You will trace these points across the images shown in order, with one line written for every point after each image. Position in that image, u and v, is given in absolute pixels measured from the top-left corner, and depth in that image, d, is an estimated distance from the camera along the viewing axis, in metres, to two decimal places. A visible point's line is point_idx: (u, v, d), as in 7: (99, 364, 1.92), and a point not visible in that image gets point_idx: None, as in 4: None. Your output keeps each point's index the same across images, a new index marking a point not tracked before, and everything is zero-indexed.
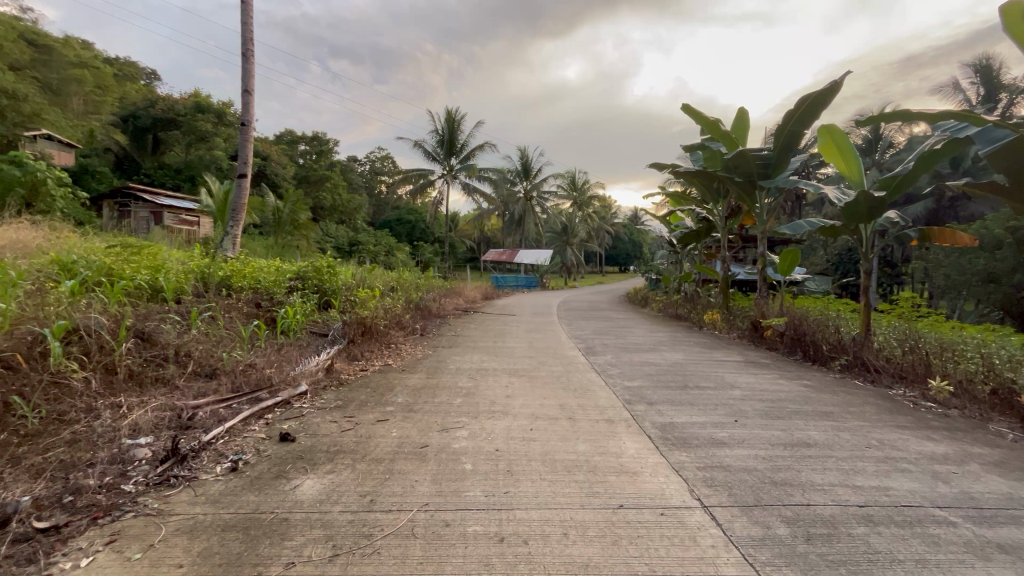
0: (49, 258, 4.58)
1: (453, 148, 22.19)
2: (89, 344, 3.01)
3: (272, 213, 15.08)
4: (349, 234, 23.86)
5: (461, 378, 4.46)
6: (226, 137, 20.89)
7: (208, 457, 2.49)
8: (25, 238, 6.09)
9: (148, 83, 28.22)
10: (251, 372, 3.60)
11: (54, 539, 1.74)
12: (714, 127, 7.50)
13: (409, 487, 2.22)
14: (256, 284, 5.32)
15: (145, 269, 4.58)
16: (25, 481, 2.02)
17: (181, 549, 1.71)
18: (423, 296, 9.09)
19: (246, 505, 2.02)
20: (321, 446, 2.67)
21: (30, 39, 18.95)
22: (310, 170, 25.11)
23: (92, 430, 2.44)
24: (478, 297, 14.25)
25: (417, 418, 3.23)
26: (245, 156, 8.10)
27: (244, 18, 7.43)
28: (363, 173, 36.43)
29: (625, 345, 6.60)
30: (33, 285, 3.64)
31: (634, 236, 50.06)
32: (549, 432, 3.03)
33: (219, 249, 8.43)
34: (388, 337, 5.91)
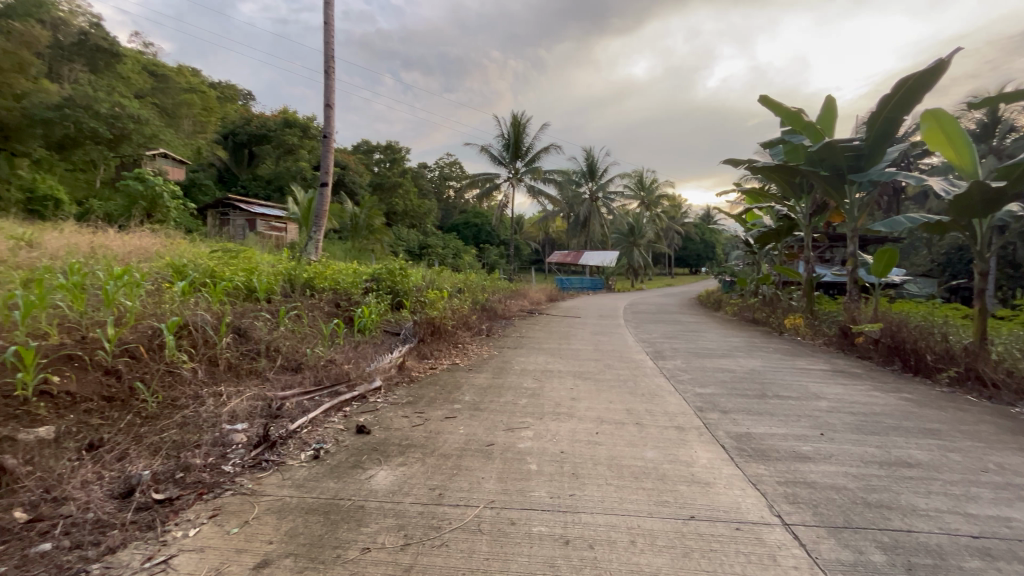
0: (165, 262, 5.20)
1: (519, 151, 22.43)
2: (196, 338, 3.38)
3: (351, 218, 16.10)
4: (420, 238, 24.87)
5: (526, 379, 4.49)
6: (310, 149, 22.54)
7: (294, 444, 2.70)
8: (146, 244, 6.95)
9: (245, 103, 31.24)
10: (332, 367, 3.86)
11: (168, 510, 1.97)
12: (797, 119, 6.99)
13: (475, 485, 2.26)
14: (336, 285, 5.70)
15: (242, 272, 5.07)
16: (147, 457, 2.30)
17: (271, 527, 1.87)
18: (489, 297, 9.27)
19: (326, 491, 2.17)
20: (393, 440, 2.81)
21: (152, 71, 22.87)
22: (384, 177, 26.47)
23: (199, 415, 2.73)
24: (543, 300, 14.29)
25: (484, 416, 3.30)
26: (327, 165, 8.67)
27: (327, 38, 8.00)
28: (432, 178, 37.83)
29: (696, 350, 6.30)
30: (153, 286, 4.16)
31: (706, 236, 47.77)
32: (616, 437, 2.97)
33: (304, 253, 9.11)
34: (455, 337, 6.09)
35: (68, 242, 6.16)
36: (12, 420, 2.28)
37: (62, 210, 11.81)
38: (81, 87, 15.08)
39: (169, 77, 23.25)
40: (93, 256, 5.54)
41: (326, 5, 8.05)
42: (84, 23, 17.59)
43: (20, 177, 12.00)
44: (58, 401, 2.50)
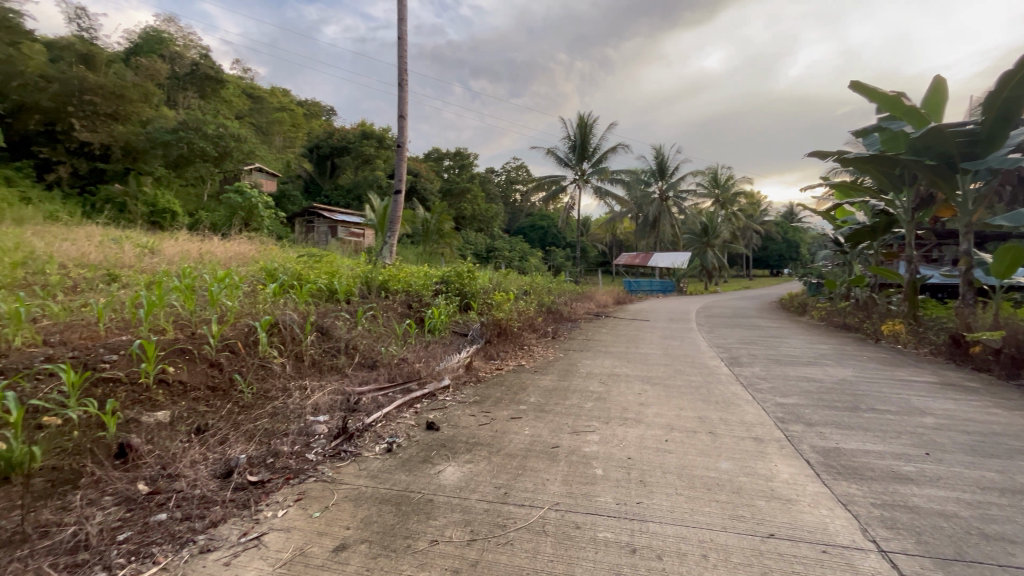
0: (259, 266, 5.73)
1: (586, 152, 22.20)
2: (285, 335, 3.69)
3: (422, 223, 16.76)
4: (487, 241, 25.41)
5: (592, 382, 4.42)
6: (385, 158, 23.78)
7: (369, 437, 2.87)
8: (244, 250, 7.70)
9: (328, 118, 33.62)
10: (404, 365, 4.05)
11: (260, 491, 2.16)
12: (895, 104, 6.31)
13: (540, 487, 2.26)
14: (408, 287, 5.97)
15: (325, 275, 5.45)
16: (243, 442, 2.54)
17: (348, 514, 1.99)
18: (555, 300, 9.26)
19: (398, 483, 2.28)
20: (461, 437, 2.89)
21: (250, 94, 25.34)
22: (454, 183, 27.29)
23: (287, 406, 2.98)
24: (611, 302, 14.03)
25: (549, 418, 3.30)
26: (401, 173, 9.09)
27: (400, 52, 8.42)
28: (499, 182, 38.49)
29: (777, 357, 5.87)
30: (249, 288, 4.61)
31: (790, 235, 44.28)
32: (687, 446, 2.84)
33: (381, 257, 9.65)
34: (521, 338, 6.14)
35: (182, 249, 6.98)
36: (137, 405, 2.61)
37: (177, 221, 13.39)
38: (192, 113, 17.03)
39: (264, 98, 25.61)
40: (202, 262, 6.24)
41: (400, 22, 8.47)
42: (194, 55, 19.96)
43: (146, 194, 13.77)
44: (172, 388, 2.81)
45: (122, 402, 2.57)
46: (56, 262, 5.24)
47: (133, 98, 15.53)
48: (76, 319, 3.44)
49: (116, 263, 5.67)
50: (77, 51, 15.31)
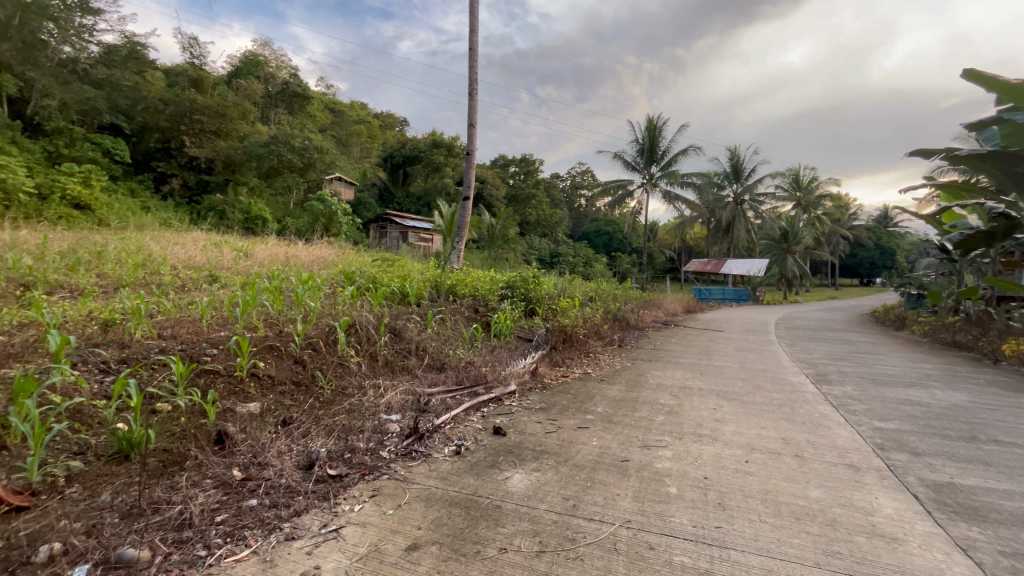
0: (338, 270, 6.08)
1: (654, 156, 21.58)
2: (361, 336, 3.88)
3: (487, 229, 17.13)
4: (551, 246, 25.44)
5: (662, 395, 4.23)
6: (454, 166, 24.48)
7: (439, 438, 2.93)
8: (324, 254, 8.24)
9: (401, 129, 35.30)
10: (471, 368, 4.11)
11: (338, 484, 2.26)
12: (1019, 92, 5.53)
13: (611, 501, 2.19)
14: (475, 292, 6.07)
15: (397, 278, 5.68)
16: (323, 436, 2.68)
17: (419, 514, 2.03)
18: (622, 307, 9.02)
19: (467, 486, 2.30)
20: (528, 444, 2.87)
21: (332, 109, 27.18)
22: (519, 189, 27.57)
23: (362, 404, 3.12)
24: (681, 311, 13.46)
25: (618, 430, 3.19)
26: (469, 180, 9.28)
27: (471, 62, 8.64)
28: (564, 188, 38.39)
29: (874, 376, 5.31)
30: (330, 290, 4.91)
31: (885, 241, 40.11)
32: (770, 469, 2.63)
33: (449, 262, 9.92)
34: (587, 346, 6.03)
35: (272, 253, 7.58)
36: (233, 395, 2.85)
37: (267, 227, 14.63)
38: (282, 127, 18.35)
39: (344, 113, 27.38)
40: (289, 265, 6.75)
41: (471, 34, 8.71)
42: (285, 75, 21.72)
43: (242, 203, 15.20)
44: (263, 381, 3.04)
45: (220, 392, 2.81)
46: (170, 264, 5.91)
47: (233, 117, 17.16)
48: (185, 316, 3.84)
49: (218, 265, 6.28)
50: (189, 76, 17.27)
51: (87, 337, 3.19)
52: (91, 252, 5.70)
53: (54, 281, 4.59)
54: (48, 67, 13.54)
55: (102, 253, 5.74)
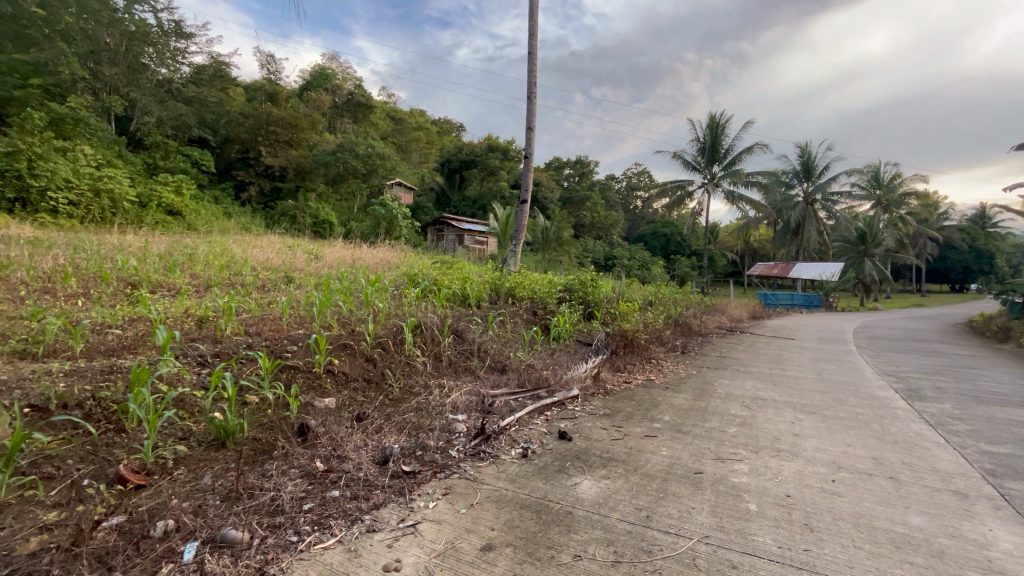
0: (401, 272, 6.30)
1: (717, 154, 20.72)
2: (426, 336, 4.00)
3: (542, 232, 17.24)
4: (606, 249, 25.07)
5: (733, 405, 4.02)
6: (509, 169, 24.72)
7: (505, 440, 2.94)
8: (386, 256, 8.59)
9: (458, 134, 36.09)
10: (533, 371, 4.12)
11: (412, 481, 2.33)
12: None
13: (687, 515, 2.11)
14: (534, 294, 6.07)
15: (458, 281, 5.81)
16: (395, 433, 2.78)
17: (491, 515, 2.05)
18: (683, 312, 8.71)
19: (536, 490, 2.30)
20: (595, 451, 2.83)
21: (393, 117, 28.26)
22: (574, 191, 27.39)
23: (429, 404, 3.21)
24: (746, 316, 12.80)
25: (688, 440, 3.07)
26: (527, 184, 9.31)
27: (530, 67, 8.68)
28: (620, 189, 37.70)
29: (976, 393, 4.77)
30: (395, 292, 5.10)
31: (980, 243, 36.11)
32: (860, 491, 2.42)
33: (505, 265, 10.00)
34: (648, 351, 5.86)
35: (339, 255, 8.00)
36: (312, 390, 3.02)
37: (334, 230, 15.46)
38: (347, 136, 19.15)
39: (404, 120, 28.39)
40: (356, 267, 7.08)
41: (530, 38, 8.74)
42: (350, 86, 22.81)
43: (311, 208, 16.16)
44: (337, 377, 3.20)
45: (301, 387, 2.98)
46: (251, 266, 6.36)
47: (303, 127, 18.28)
48: (268, 314, 4.13)
49: (292, 267, 6.69)
50: (265, 90, 18.59)
51: (186, 332, 3.50)
52: (184, 255, 6.26)
53: (156, 280, 5.08)
54: (147, 88, 15.21)
55: (193, 256, 6.27)
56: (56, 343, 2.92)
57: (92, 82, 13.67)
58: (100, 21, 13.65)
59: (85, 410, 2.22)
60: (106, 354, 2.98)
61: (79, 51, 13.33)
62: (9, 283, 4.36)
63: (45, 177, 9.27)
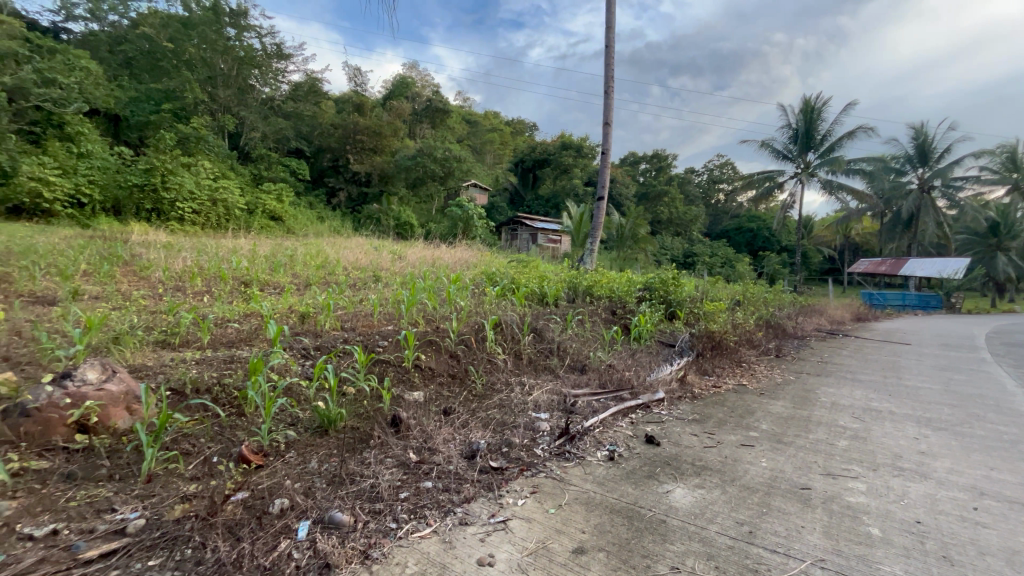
0: (478, 271, 6.43)
1: (812, 141, 18.97)
2: (507, 333, 4.05)
3: (617, 229, 16.81)
4: (686, 246, 23.97)
5: (840, 416, 3.64)
6: (583, 167, 24.40)
7: (589, 441, 2.88)
8: (464, 255, 8.84)
9: (531, 134, 36.28)
10: (614, 372, 4.01)
11: (500, 477, 2.36)
12: None
13: (796, 533, 1.94)
14: (612, 293, 5.91)
15: (535, 280, 5.82)
16: (479, 428, 2.82)
17: (581, 517, 2.02)
18: (775, 312, 8.06)
19: (626, 495, 2.23)
20: (686, 458, 2.68)
21: (468, 120, 28.96)
22: (650, 186, 26.48)
23: (512, 401, 3.24)
24: (848, 318, 11.61)
25: (791, 452, 2.83)
26: (603, 180, 9.09)
27: (607, 61, 8.48)
28: (700, 183, 35.79)
29: None
30: (475, 291, 5.21)
31: None
32: (1012, 524, 2.07)
33: (581, 263, 9.85)
34: (738, 354, 5.49)
35: (420, 254, 8.37)
36: (402, 382, 3.17)
37: (414, 232, 16.24)
38: (426, 140, 19.92)
39: (479, 123, 29.02)
40: (436, 266, 7.35)
41: (607, 32, 8.54)
42: (428, 92, 23.71)
43: (394, 210, 17.13)
44: (424, 372, 3.33)
45: (392, 379, 3.14)
46: (342, 266, 6.84)
47: (387, 134, 19.30)
48: (361, 311, 4.40)
49: (379, 266, 7.10)
50: (353, 102, 19.85)
51: (292, 326, 3.82)
52: (286, 256, 6.88)
53: (265, 278, 5.63)
54: (254, 106, 16.80)
55: (293, 257, 6.87)
56: (189, 335, 3.32)
57: (210, 104, 15.45)
58: (215, 49, 15.38)
59: (213, 394, 2.49)
60: (227, 344, 3.34)
61: (199, 77, 15.13)
62: (150, 281, 5.04)
63: (175, 190, 10.62)
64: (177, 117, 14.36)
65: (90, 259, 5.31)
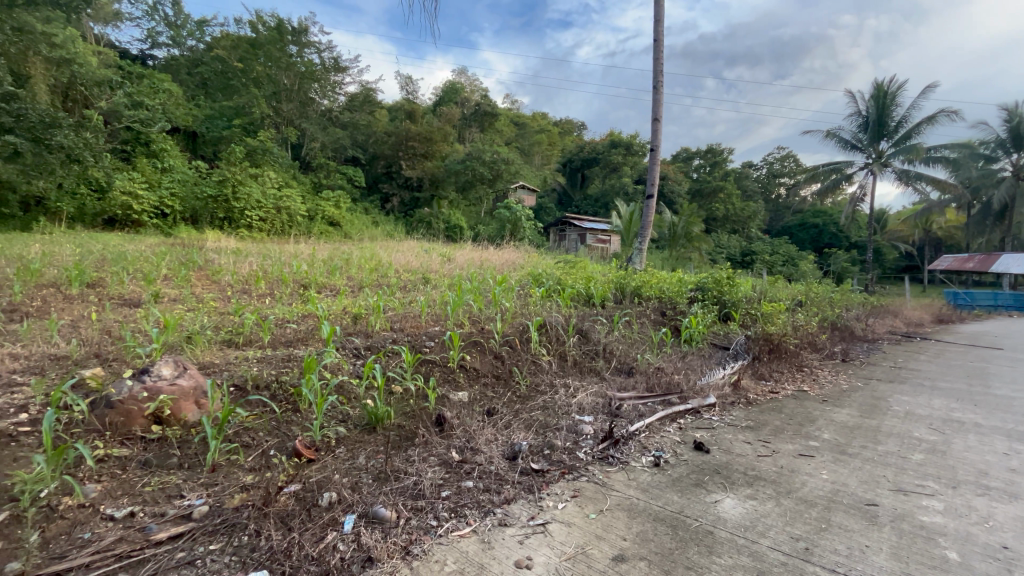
0: (525, 272, 6.46)
1: (884, 129, 17.58)
2: (551, 334, 4.03)
3: (669, 227, 16.32)
4: (743, 244, 22.90)
5: (916, 427, 3.34)
6: (633, 165, 23.88)
7: (634, 446, 2.81)
8: (511, 257, 8.93)
9: (579, 133, 35.97)
10: (662, 375, 3.89)
11: (541, 479, 2.35)
12: None
13: (859, 553, 1.80)
14: (662, 293, 5.73)
15: (581, 281, 5.76)
16: (521, 430, 2.82)
17: (623, 524, 1.97)
18: (843, 313, 7.51)
19: (671, 503, 2.16)
20: (737, 466, 2.56)
21: (516, 122, 29.11)
22: (705, 182, 25.47)
23: (555, 403, 3.23)
24: (928, 320, 10.65)
25: (855, 465, 2.62)
26: (653, 177, 8.84)
27: (656, 55, 8.27)
28: (759, 177, 34.04)
29: None
30: (521, 292, 5.22)
31: None
32: None
33: (630, 263, 9.64)
34: (799, 359, 5.17)
35: (468, 256, 8.51)
36: (447, 382, 3.22)
37: (464, 234, 16.56)
38: (475, 144, 20.21)
39: (527, 124, 29.14)
40: (483, 268, 7.45)
41: (656, 25, 8.32)
42: (477, 97, 24.03)
43: (444, 213, 17.53)
44: (469, 372, 3.37)
45: (438, 379, 3.20)
46: (394, 268, 7.08)
47: (437, 139, 19.79)
48: (410, 312, 4.53)
49: (428, 269, 7.28)
50: (405, 109, 20.51)
51: (345, 327, 4.00)
52: (343, 259, 7.23)
53: (322, 281, 5.93)
54: (314, 118, 17.74)
55: (349, 260, 7.20)
56: (251, 334, 3.55)
57: (275, 118, 16.49)
58: (280, 66, 16.45)
59: (271, 391, 2.64)
60: (286, 344, 3.54)
61: (265, 93, 16.18)
62: (222, 284, 5.46)
63: (244, 200, 11.46)
64: (246, 131, 15.44)
65: (171, 265, 5.79)
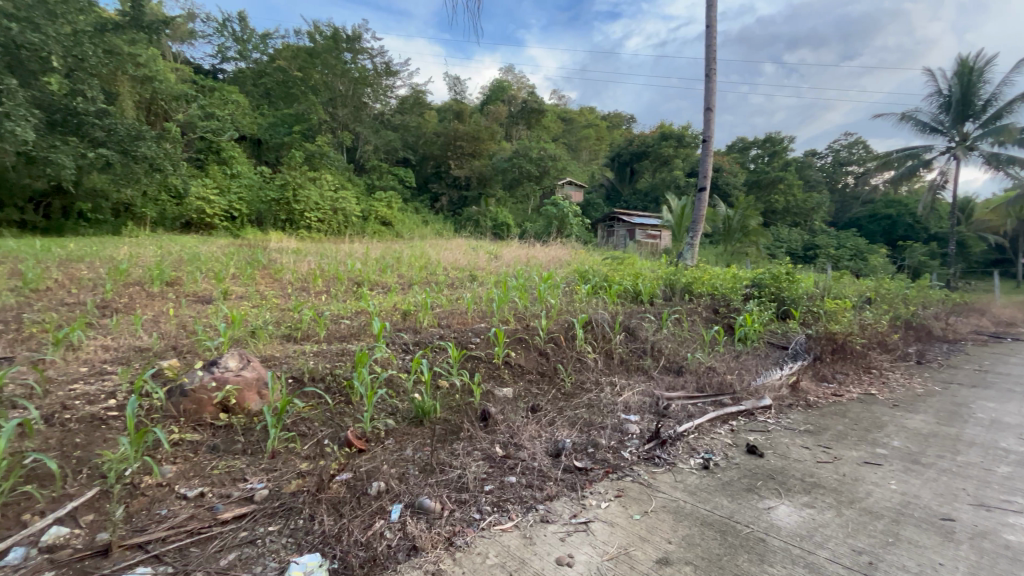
0: (571, 269, 6.41)
1: (970, 108, 15.99)
2: (597, 331, 3.98)
3: (724, 221, 15.66)
4: (806, 237, 21.59)
5: (1004, 437, 3.03)
6: (685, 157, 23.06)
7: (682, 447, 2.73)
8: (558, 253, 8.89)
9: (628, 126, 35.17)
10: (714, 375, 3.75)
11: (584, 477, 2.33)
12: None
13: (932, 571, 1.66)
14: (714, 290, 5.51)
15: (629, 277, 5.64)
16: (565, 427, 2.81)
17: (668, 527, 1.93)
18: (919, 311, 6.91)
19: (720, 508, 2.08)
20: (794, 472, 2.43)
21: (563, 117, 28.87)
22: (763, 173, 24.21)
23: (600, 400, 3.19)
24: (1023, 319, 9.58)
25: (930, 475, 2.42)
26: (706, 169, 8.50)
27: (708, 42, 7.93)
28: (824, 166, 31.92)
29: None
30: (567, 289, 5.19)
31: None
32: None
33: (681, 260, 9.32)
34: (866, 359, 4.81)
35: (515, 254, 8.56)
36: (492, 377, 3.26)
37: (511, 232, 16.65)
38: (522, 141, 20.23)
39: (574, 120, 28.84)
40: (530, 265, 7.45)
41: (708, 11, 7.99)
42: (523, 94, 24.03)
43: (492, 211, 17.69)
44: (514, 368, 3.39)
45: (483, 374, 3.24)
46: (443, 266, 7.23)
47: (484, 138, 19.99)
48: (456, 309, 4.61)
49: (476, 266, 7.39)
50: (453, 110, 20.86)
51: (395, 323, 4.13)
52: (394, 258, 7.47)
53: (374, 279, 6.16)
54: (367, 122, 18.42)
55: (400, 259, 7.43)
56: (309, 330, 3.75)
57: (331, 123, 17.27)
58: (335, 73, 17.21)
59: (326, 383, 2.77)
60: (340, 339, 3.71)
61: (321, 100, 17.00)
62: (283, 281, 5.81)
63: (304, 202, 12.10)
64: (305, 136, 16.27)
65: (238, 264, 6.21)
